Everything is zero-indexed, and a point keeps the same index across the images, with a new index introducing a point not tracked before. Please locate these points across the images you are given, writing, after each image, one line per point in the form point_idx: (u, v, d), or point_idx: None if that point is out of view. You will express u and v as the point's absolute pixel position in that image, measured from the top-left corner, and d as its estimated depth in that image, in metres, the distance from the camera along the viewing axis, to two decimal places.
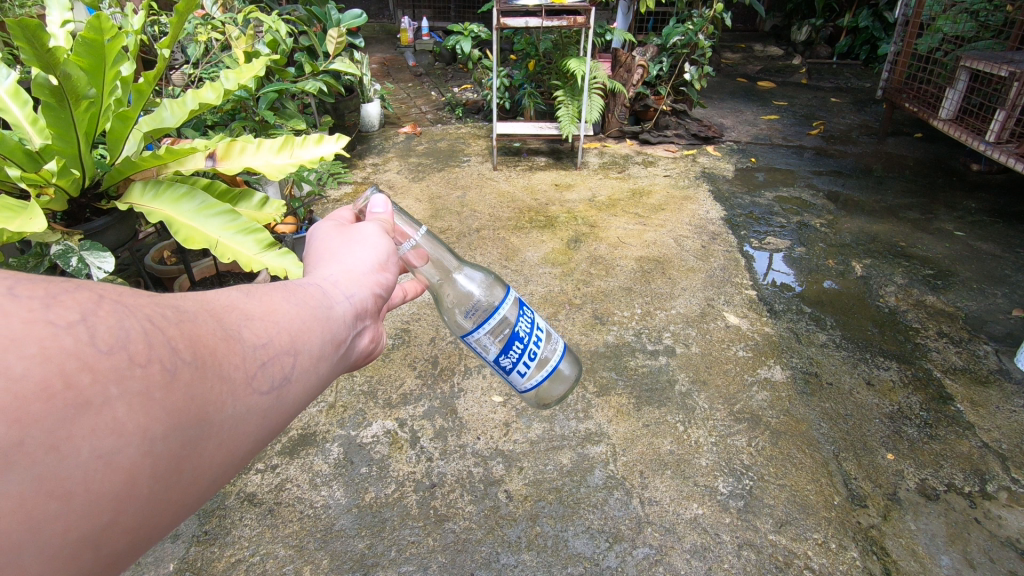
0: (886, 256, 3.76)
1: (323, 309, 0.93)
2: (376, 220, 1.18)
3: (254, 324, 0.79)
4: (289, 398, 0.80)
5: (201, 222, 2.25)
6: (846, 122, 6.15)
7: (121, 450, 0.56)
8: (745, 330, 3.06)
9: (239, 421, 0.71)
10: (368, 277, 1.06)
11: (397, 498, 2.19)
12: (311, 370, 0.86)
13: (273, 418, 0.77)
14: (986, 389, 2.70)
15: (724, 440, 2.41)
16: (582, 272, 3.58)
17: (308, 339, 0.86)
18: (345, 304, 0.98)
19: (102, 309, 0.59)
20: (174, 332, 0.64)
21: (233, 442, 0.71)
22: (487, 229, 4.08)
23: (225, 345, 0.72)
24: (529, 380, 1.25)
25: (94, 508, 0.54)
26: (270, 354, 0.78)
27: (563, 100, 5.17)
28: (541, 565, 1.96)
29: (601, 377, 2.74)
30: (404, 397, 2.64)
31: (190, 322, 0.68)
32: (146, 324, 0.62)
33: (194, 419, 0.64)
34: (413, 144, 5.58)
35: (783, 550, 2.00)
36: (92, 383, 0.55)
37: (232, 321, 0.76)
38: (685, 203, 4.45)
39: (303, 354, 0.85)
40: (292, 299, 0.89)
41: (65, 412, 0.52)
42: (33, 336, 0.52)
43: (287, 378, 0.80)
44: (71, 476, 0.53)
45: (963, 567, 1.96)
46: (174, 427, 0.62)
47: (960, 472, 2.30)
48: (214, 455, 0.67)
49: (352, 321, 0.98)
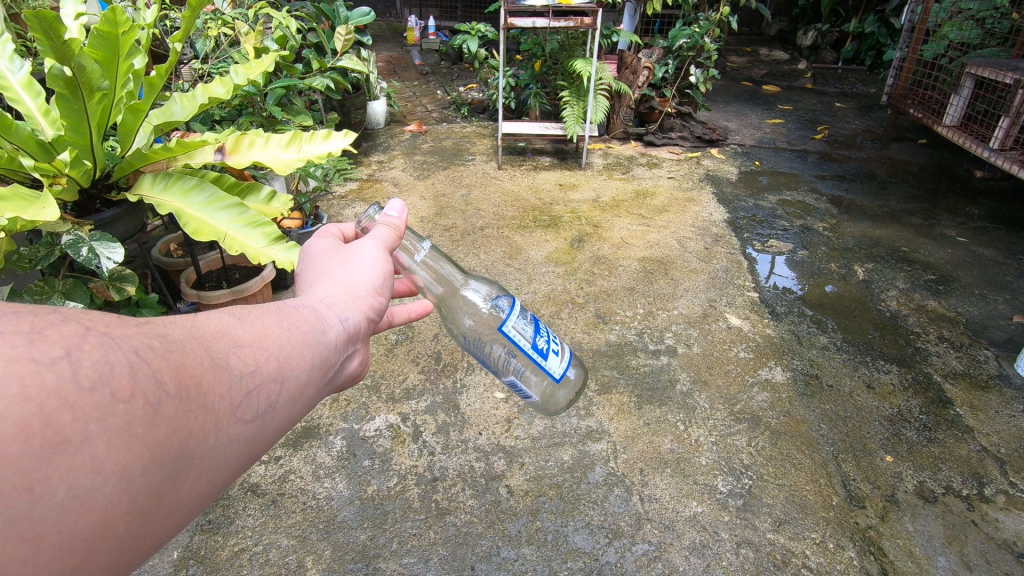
0: (888, 261, 3.78)
1: (315, 333, 0.92)
2: (390, 223, 1.19)
3: (243, 351, 0.78)
4: (271, 426, 0.79)
5: (210, 215, 2.27)
6: (850, 127, 6.17)
7: (98, 488, 0.55)
8: (746, 331, 3.08)
9: (221, 452, 0.70)
10: (363, 299, 1.05)
11: (399, 491, 2.21)
12: (296, 397, 0.85)
13: (255, 447, 0.76)
14: (986, 394, 2.72)
15: (725, 440, 2.43)
16: (585, 271, 3.60)
17: (296, 364, 0.86)
18: (338, 328, 0.97)
19: (87, 343, 0.58)
20: (160, 364, 0.64)
21: (213, 473, 0.69)
22: (491, 228, 4.10)
23: (212, 373, 0.71)
24: (563, 362, 1.27)
25: (67, 549, 0.53)
26: (256, 382, 0.78)
27: (569, 100, 5.20)
28: (541, 559, 1.98)
29: (602, 375, 2.76)
30: (406, 392, 2.66)
31: (177, 352, 0.68)
32: (132, 357, 0.61)
33: (174, 454, 0.63)
34: (418, 142, 5.61)
35: (781, 549, 2.02)
36: (73, 421, 0.54)
37: (220, 349, 0.75)
38: (688, 205, 4.47)
39: (290, 380, 0.84)
40: (284, 322, 0.88)
41: (43, 453, 0.51)
42: (15, 374, 0.51)
43: (271, 406, 0.79)
44: (44, 518, 0.51)
45: (960, 568, 1.98)
46: (154, 463, 0.60)
47: (958, 475, 2.31)
48: (193, 489, 0.66)
49: (343, 345, 0.97)
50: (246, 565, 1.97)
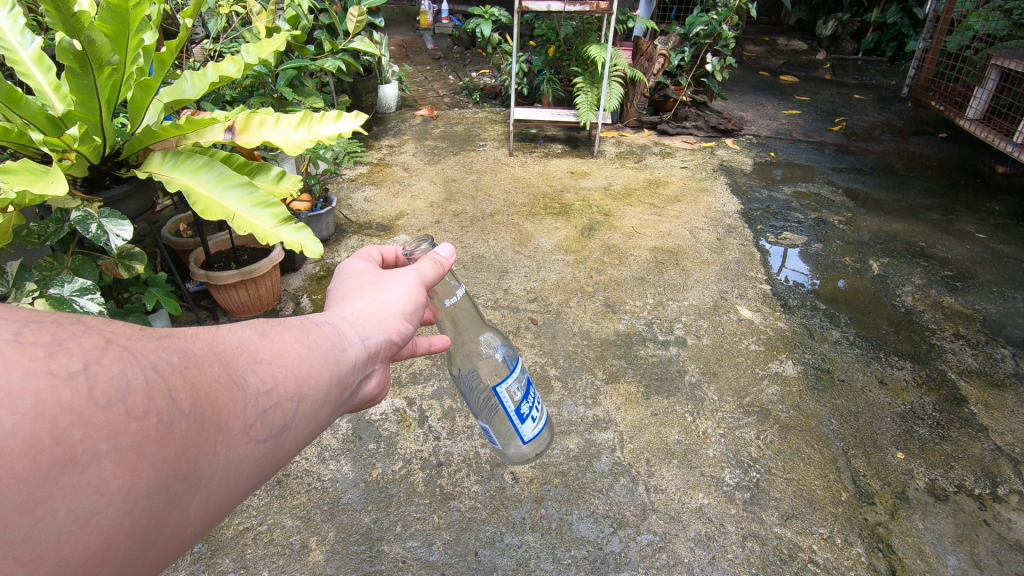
0: (904, 256, 3.71)
1: (335, 352, 0.91)
2: (438, 261, 1.15)
3: (262, 368, 0.78)
4: (285, 446, 0.77)
5: (219, 194, 2.25)
6: (869, 119, 6.05)
7: (100, 510, 0.53)
8: (757, 324, 3.04)
9: (230, 471, 0.68)
10: (390, 322, 1.04)
11: (404, 475, 2.21)
12: (312, 416, 0.83)
13: (266, 468, 0.74)
14: (1001, 393, 2.67)
15: (733, 432, 2.41)
16: (596, 260, 3.56)
17: (314, 382, 0.85)
18: (359, 346, 0.96)
19: (106, 358, 0.57)
20: (176, 381, 0.63)
21: (221, 495, 0.67)
22: (501, 214, 4.07)
23: (228, 391, 0.70)
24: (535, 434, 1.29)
25: (64, 572, 0.50)
26: (272, 401, 0.76)
27: (582, 87, 5.13)
28: (545, 547, 1.97)
29: (611, 365, 2.73)
30: (413, 376, 2.66)
31: (195, 369, 0.67)
32: (149, 373, 0.60)
33: (181, 474, 0.61)
34: (429, 127, 5.56)
35: (787, 543, 1.99)
36: (83, 439, 0.52)
37: (239, 366, 0.74)
38: (701, 195, 4.41)
39: (307, 399, 0.83)
40: (305, 339, 0.88)
41: (49, 471, 0.49)
42: (32, 388, 0.50)
43: (286, 425, 0.78)
44: (42, 540, 0.48)
45: (970, 567, 1.94)
46: (161, 483, 0.59)
47: (971, 474, 2.28)
48: (198, 510, 0.64)
49: (363, 364, 0.96)
50: (250, 544, 1.97)
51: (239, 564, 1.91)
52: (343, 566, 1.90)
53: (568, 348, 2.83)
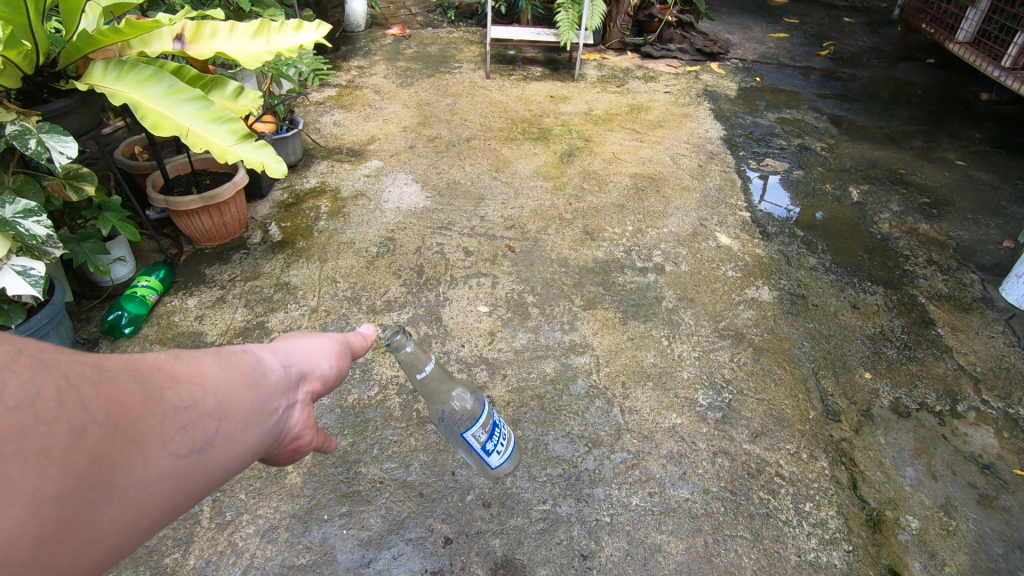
0: (884, 183, 3.69)
1: (257, 374, 0.86)
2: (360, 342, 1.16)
3: (183, 385, 0.73)
4: (212, 464, 0.74)
5: (172, 108, 2.09)
6: (857, 43, 5.87)
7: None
8: (736, 251, 3.02)
9: (147, 489, 0.66)
10: (312, 362, 1.00)
11: (380, 399, 2.20)
12: (241, 434, 0.79)
13: (192, 486, 0.71)
14: (968, 315, 2.72)
15: (708, 355, 2.43)
16: (575, 186, 3.47)
17: (240, 401, 0.80)
18: (280, 372, 0.91)
19: (17, 365, 0.57)
20: (88, 391, 0.62)
21: (137, 511, 0.65)
22: (478, 139, 3.91)
23: (146, 404, 0.67)
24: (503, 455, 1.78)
25: None
26: (194, 417, 0.72)
27: (563, 4, 4.84)
28: (521, 465, 2.01)
29: (588, 292, 2.71)
30: (388, 304, 2.61)
31: (110, 379, 0.65)
32: (60, 381, 0.60)
33: (93, 483, 0.61)
34: (401, 47, 5.24)
35: (755, 459, 2.06)
36: None
37: (158, 381, 0.70)
38: (684, 121, 4.28)
39: (234, 417, 0.78)
40: (226, 361, 0.82)
41: None
42: None
43: (212, 442, 0.74)
44: None
45: (926, 477, 2.03)
46: (68, 490, 0.58)
47: (933, 392, 2.35)
48: (107, 525, 0.62)
49: (287, 392, 0.90)
50: None
51: (216, 488, 1.91)
52: (320, 488, 1.92)
53: (545, 275, 2.80)
